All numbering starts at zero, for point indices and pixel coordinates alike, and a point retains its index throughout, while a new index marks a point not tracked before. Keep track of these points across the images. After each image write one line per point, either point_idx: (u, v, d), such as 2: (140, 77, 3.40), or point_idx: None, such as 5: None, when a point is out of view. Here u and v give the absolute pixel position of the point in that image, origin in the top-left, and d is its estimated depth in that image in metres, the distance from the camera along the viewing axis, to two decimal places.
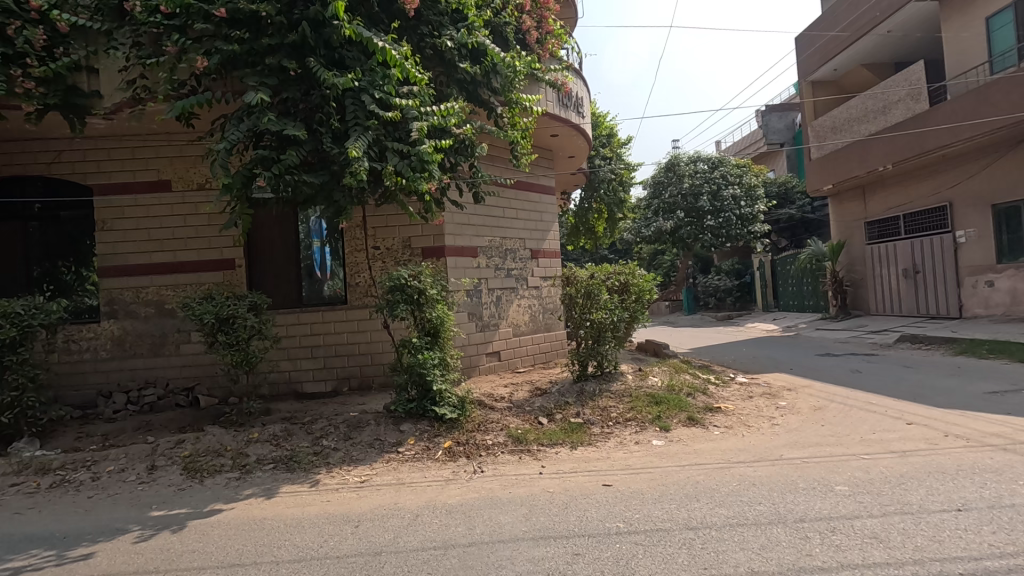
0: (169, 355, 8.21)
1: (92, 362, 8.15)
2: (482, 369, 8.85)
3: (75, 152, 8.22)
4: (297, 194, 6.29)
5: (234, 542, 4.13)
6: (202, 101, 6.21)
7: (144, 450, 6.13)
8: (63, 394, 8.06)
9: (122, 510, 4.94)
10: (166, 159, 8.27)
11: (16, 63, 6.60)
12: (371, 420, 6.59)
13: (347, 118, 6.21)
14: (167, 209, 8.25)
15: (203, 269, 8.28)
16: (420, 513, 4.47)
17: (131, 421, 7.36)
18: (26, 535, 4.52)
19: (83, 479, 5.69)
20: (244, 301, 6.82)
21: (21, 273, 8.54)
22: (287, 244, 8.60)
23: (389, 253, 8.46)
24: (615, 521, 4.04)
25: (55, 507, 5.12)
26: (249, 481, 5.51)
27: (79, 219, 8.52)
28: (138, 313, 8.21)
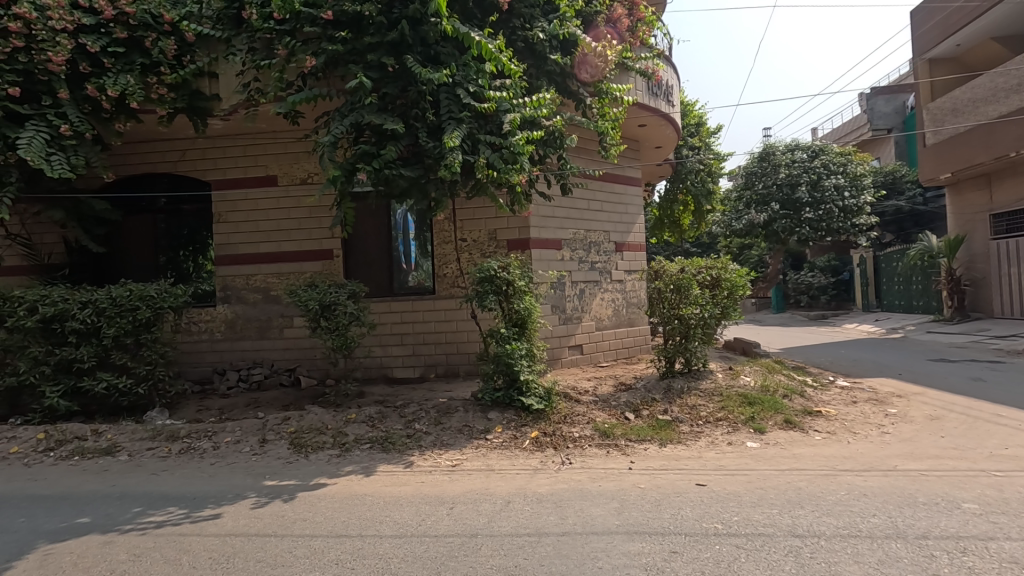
0: (274, 338, 8.86)
1: (209, 342, 8.96)
2: (564, 363, 8.85)
3: (196, 151, 9.03)
4: (394, 186, 6.57)
5: (340, 514, 4.40)
6: (310, 99, 6.60)
7: (256, 424, 6.66)
8: (185, 370, 8.93)
9: (239, 478, 5.41)
10: (273, 155, 8.88)
11: (152, 72, 7.39)
12: (460, 407, 6.80)
13: (443, 112, 6.41)
14: (273, 203, 8.88)
15: (304, 259, 8.84)
16: (511, 500, 4.56)
17: (242, 397, 8.03)
18: (163, 493, 5.07)
19: (205, 447, 6.29)
20: (344, 289, 7.23)
21: (150, 260, 9.50)
22: (379, 235, 8.99)
23: (476, 245, 8.64)
24: (712, 522, 3.93)
25: (184, 471, 5.70)
26: (348, 458, 5.86)
27: (199, 211, 9.38)
28: (248, 298, 8.92)
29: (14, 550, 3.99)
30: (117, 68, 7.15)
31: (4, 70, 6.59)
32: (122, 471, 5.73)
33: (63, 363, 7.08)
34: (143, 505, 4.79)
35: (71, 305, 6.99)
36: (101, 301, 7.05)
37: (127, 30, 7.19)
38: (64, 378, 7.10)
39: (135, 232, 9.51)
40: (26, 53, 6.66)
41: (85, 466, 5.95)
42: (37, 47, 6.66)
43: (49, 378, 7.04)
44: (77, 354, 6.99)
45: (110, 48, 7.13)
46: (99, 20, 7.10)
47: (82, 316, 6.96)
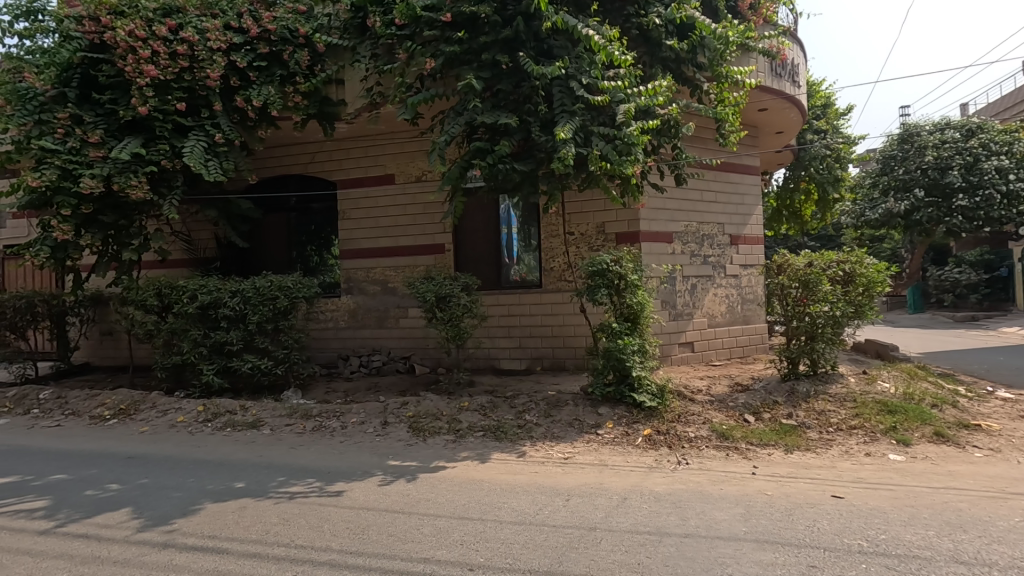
0: (391, 327, 9.42)
1: (334, 330, 9.71)
2: (674, 360, 8.54)
3: (324, 154, 9.80)
4: (507, 181, 6.69)
5: (461, 498, 4.58)
6: (428, 99, 6.88)
7: (378, 407, 7.13)
8: (314, 355, 9.75)
9: (366, 456, 5.82)
10: (391, 155, 9.41)
11: (289, 82, 8.10)
12: (570, 400, 6.81)
13: (555, 105, 6.41)
14: (391, 200, 9.41)
15: (418, 253, 9.29)
16: (628, 497, 4.48)
17: (363, 381, 8.62)
18: (302, 466, 5.58)
19: (334, 426, 6.84)
20: (458, 281, 7.50)
21: (283, 255, 10.41)
22: (488, 230, 9.19)
23: (583, 238, 8.59)
24: (854, 538, 3.60)
25: (318, 446, 6.23)
26: (463, 444, 6.08)
27: (325, 209, 10.16)
28: (368, 290, 9.54)
29: (187, 505, 4.58)
30: (260, 81, 7.92)
31: (172, 87, 7.54)
32: (266, 443, 6.39)
33: (217, 345, 8.00)
34: (286, 475, 5.31)
35: (222, 294, 7.87)
36: (247, 290, 7.88)
37: (268, 45, 7.94)
38: (218, 358, 8.03)
39: (270, 229, 10.46)
40: (189, 72, 7.57)
41: (236, 437, 6.70)
42: (198, 66, 7.55)
43: (205, 358, 7.98)
44: (228, 338, 7.86)
45: (255, 63, 7.91)
46: (246, 38, 7.91)
47: (232, 304, 7.82)
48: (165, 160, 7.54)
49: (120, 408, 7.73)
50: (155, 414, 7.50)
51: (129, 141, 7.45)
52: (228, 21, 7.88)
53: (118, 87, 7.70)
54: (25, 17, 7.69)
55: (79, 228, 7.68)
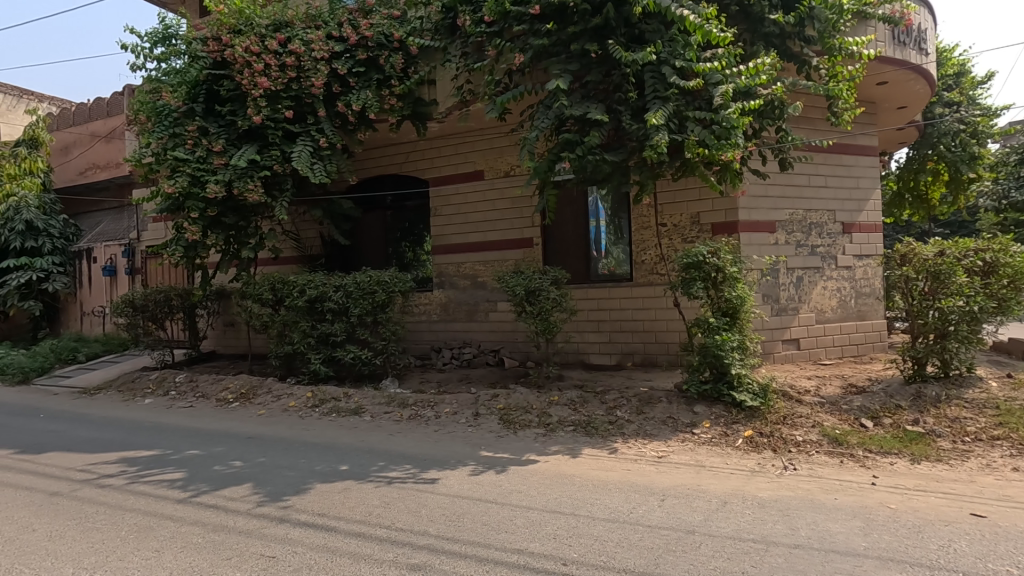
0: (481, 321, 9.61)
1: (428, 323, 10.07)
2: (777, 358, 7.99)
3: (417, 154, 10.16)
4: (596, 172, 6.57)
5: (553, 492, 4.57)
6: (517, 95, 6.90)
7: (469, 399, 7.30)
8: (409, 346, 10.17)
9: (459, 446, 5.97)
10: (480, 152, 9.58)
11: (385, 85, 8.47)
12: (663, 397, 6.58)
13: (647, 92, 6.19)
14: (480, 195, 9.58)
15: (507, 247, 9.39)
16: (729, 501, 4.25)
17: (455, 373, 8.87)
18: (400, 452, 5.84)
19: (429, 415, 7.09)
20: (548, 275, 7.48)
21: (380, 251, 10.92)
22: (576, 223, 9.09)
23: (677, 230, 8.25)
24: (1001, 564, 3.17)
25: (414, 434, 6.49)
26: (553, 438, 6.08)
27: (418, 206, 10.52)
28: (459, 284, 9.79)
29: (300, 484, 4.95)
30: (359, 86, 8.35)
31: (282, 97, 8.14)
32: (368, 429, 6.76)
33: (322, 336, 8.56)
34: (386, 460, 5.58)
35: (327, 288, 8.41)
36: (349, 284, 8.37)
37: (366, 51, 8.35)
38: (323, 348, 8.60)
39: (369, 227, 11.03)
40: (297, 82, 8.14)
41: (341, 422, 7.15)
42: (304, 75, 8.10)
43: (313, 348, 8.57)
44: (332, 329, 8.39)
45: (354, 69, 8.35)
46: (347, 46, 8.36)
47: (336, 297, 8.34)
48: (277, 164, 8.18)
49: (241, 392, 8.53)
50: (271, 399, 8.19)
51: (246, 149, 8.15)
52: (330, 31, 8.37)
53: (237, 100, 8.44)
54: (161, 41, 8.62)
55: (206, 229, 8.53)
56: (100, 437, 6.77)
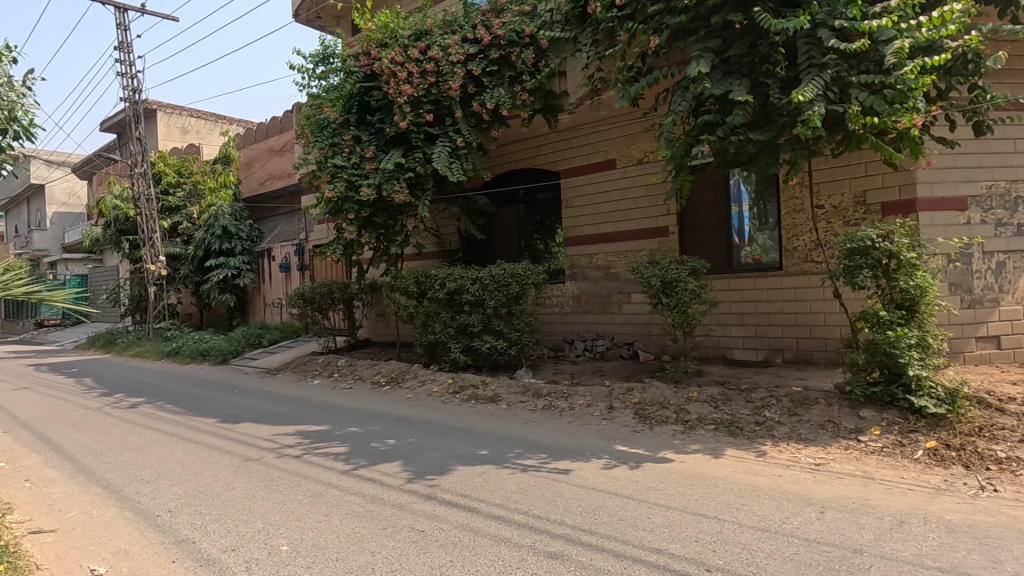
0: (614, 313, 9.45)
1: (560, 315, 10.14)
2: (969, 358, 6.79)
3: (548, 147, 10.25)
4: (740, 154, 6.09)
5: (694, 492, 4.35)
6: (651, 80, 6.60)
7: (603, 391, 7.23)
8: (543, 338, 10.32)
9: (594, 438, 5.93)
10: (612, 140, 9.39)
11: (517, 82, 8.66)
12: (821, 399, 5.95)
13: (799, 61, 5.57)
14: (612, 184, 9.39)
15: (641, 237, 9.10)
16: (907, 520, 3.70)
17: (588, 364, 8.82)
18: (535, 441, 5.96)
19: (563, 406, 7.16)
20: (685, 266, 7.10)
21: (513, 244, 11.21)
22: (716, 209, 8.58)
23: (837, 212, 7.38)
24: None
25: (549, 424, 6.59)
26: (693, 436, 5.78)
27: (550, 199, 10.59)
28: (592, 276, 9.71)
29: (444, 465, 5.27)
30: (493, 84, 8.61)
31: (423, 102, 8.69)
32: (505, 417, 7.00)
33: (461, 327, 9.03)
34: (522, 448, 5.73)
35: (465, 281, 8.84)
36: (485, 277, 8.70)
37: (499, 50, 8.58)
38: (462, 338, 9.06)
39: (502, 221, 11.37)
40: (436, 86, 8.62)
41: (480, 409, 7.49)
42: (442, 79, 8.56)
43: (453, 337, 9.09)
44: (470, 320, 8.82)
45: (487, 69, 8.63)
46: (480, 47, 8.66)
47: (473, 290, 8.74)
48: (420, 166, 8.77)
49: (392, 376, 9.34)
50: (417, 384, 8.85)
51: (393, 153, 8.83)
52: (465, 35, 8.73)
53: (385, 108, 9.18)
54: (322, 61, 9.63)
55: (361, 229, 9.41)
56: (281, 411, 7.84)
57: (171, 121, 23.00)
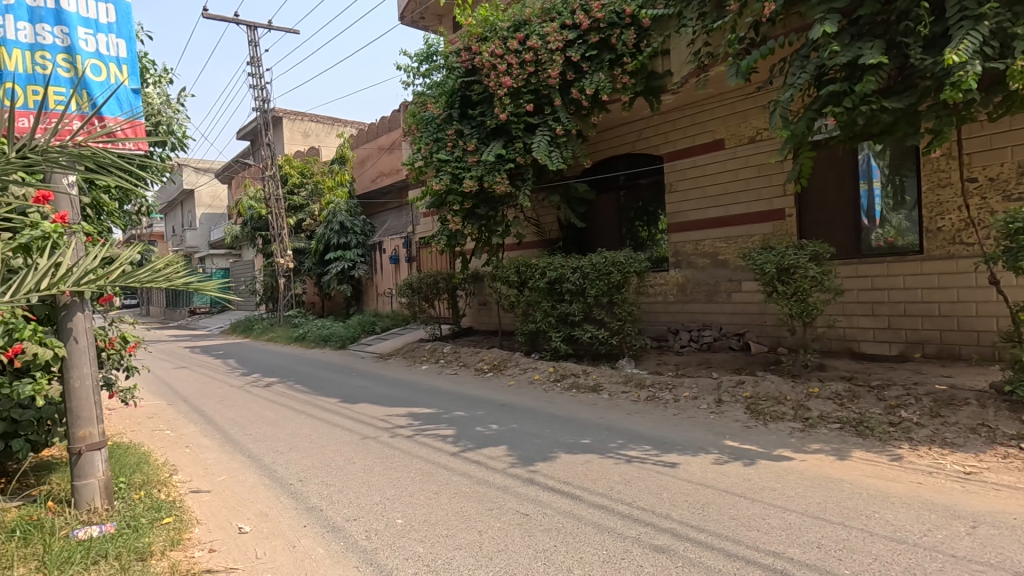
0: (723, 302, 8.95)
1: (664, 304, 9.79)
2: None
3: (650, 130, 9.90)
4: (871, 124, 5.49)
5: (816, 495, 4.04)
6: (766, 51, 6.10)
7: (711, 384, 6.91)
8: (646, 327, 10.04)
9: (701, 432, 5.69)
10: (720, 119, 8.85)
11: (618, 64, 8.41)
12: (973, 400, 5.24)
13: (948, 14, 4.87)
14: (721, 166, 8.87)
15: (753, 221, 8.52)
16: None
17: (695, 356, 8.45)
18: (638, 432, 5.84)
19: (667, 398, 6.94)
20: (805, 251, 6.54)
21: (614, 232, 10.99)
22: (841, 187, 7.84)
23: (995, 185, 6.41)
24: None
25: (652, 415, 6.42)
26: (813, 435, 5.35)
27: (653, 184, 10.23)
28: (698, 264, 9.27)
29: (546, 452, 5.33)
30: (592, 69, 8.48)
31: (523, 92, 8.75)
32: (607, 406, 6.92)
33: (562, 315, 9.04)
34: (625, 439, 5.63)
35: (566, 270, 8.82)
36: (586, 266, 8.62)
37: (598, 33, 8.38)
38: (563, 327, 9.06)
39: (603, 208, 11.19)
40: (535, 75, 8.64)
41: (581, 398, 7.47)
42: (541, 68, 8.54)
43: (554, 326, 9.13)
44: (571, 309, 8.80)
45: (587, 54, 8.52)
46: (580, 32, 8.52)
47: (574, 279, 8.70)
48: (520, 156, 8.87)
49: (495, 364, 9.59)
50: (519, 371, 9.03)
51: (494, 145, 9.00)
52: (564, 21, 8.60)
53: (486, 101, 9.34)
54: (426, 60, 10.00)
55: (464, 221, 9.72)
56: (393, 394, 8.37)
57: (294, 127, 25.16)
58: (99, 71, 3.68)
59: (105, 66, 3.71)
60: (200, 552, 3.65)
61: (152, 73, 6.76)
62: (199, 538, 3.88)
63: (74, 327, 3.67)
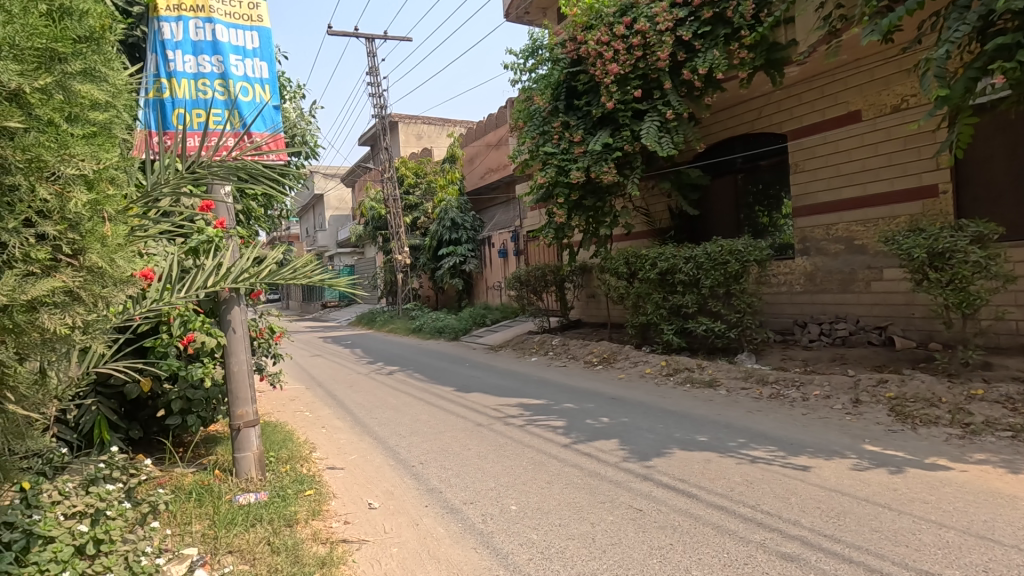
0: (860, 292, 8.08)
1: (789, 295, 9.04)
2: None
3: (771, 106, 9.17)
4: None
5: (980, 511, 3.53)
6: (913, 6, 5.36)
7: (847, 382, 6.29)
8: (768, 320, 9.35)
9: (835, 434, 5.20)
10: (856, 87, 7.97)
11: (734, 39, 7.87)
12: None
13: None
14: (857, 140, 8.00)
15: (897, 200, 7.60)
16: None
17: (827, 351, 7.73)
18: (761, 431, 5.48)
19: (794, 396, 6.43)
20: (965, 232, 5.69)
21: (731, 219, 10.35)
22: (1011, 157, 6.79)
23: None
24: None
25: (778, 415, 5.98)
26: (976, 443, 4.68)
27: (775, 165, 9.48)
28: (829, 250, 8.44)
29: (660, 448, 5.19)
30: (705, 47, 7.99)
31: (631, 78, 8.51)
32: (724, 403, 6.56)
33: (675, 307, 8.70)
34: (747, 438, 5.31)
35: (678, 261, 8.48)
36: (700, 256, 8.21)
37: (712, 8, 7.88)
38: (676, 319, 8.72)
39: (719, 194, 10.58)
40: (643, 59, 8.35)
41: (696, 393, 7.16)
42: (650, 51, 8.23)
43: (665, 319, 8.82)
44: (684, 301, 8.44)
45: (699, 31, 8.04)
46: (691, 9, 8.07)
47: (687, 269, 8.33)
48: (627, 144, 8.65)
49: (605, 357, 9.49)
50: (629, 365, 8.85)
51: (600, 134, 8.86)
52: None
53: (591, 91, 9.20)
54: (531, 54, 10.05)
55: (571, 213, 9.70)
56: (504, 385, 8.61)
57: (409, 130, 26.62)
58: (247, 92, 4.15)
59: (251, 87, 4.17)
60: (337, 524, 4.02)
61: (289, 90, 7.49)
62: (336, 510, 4.28)
63: (232, 319, 4.19)
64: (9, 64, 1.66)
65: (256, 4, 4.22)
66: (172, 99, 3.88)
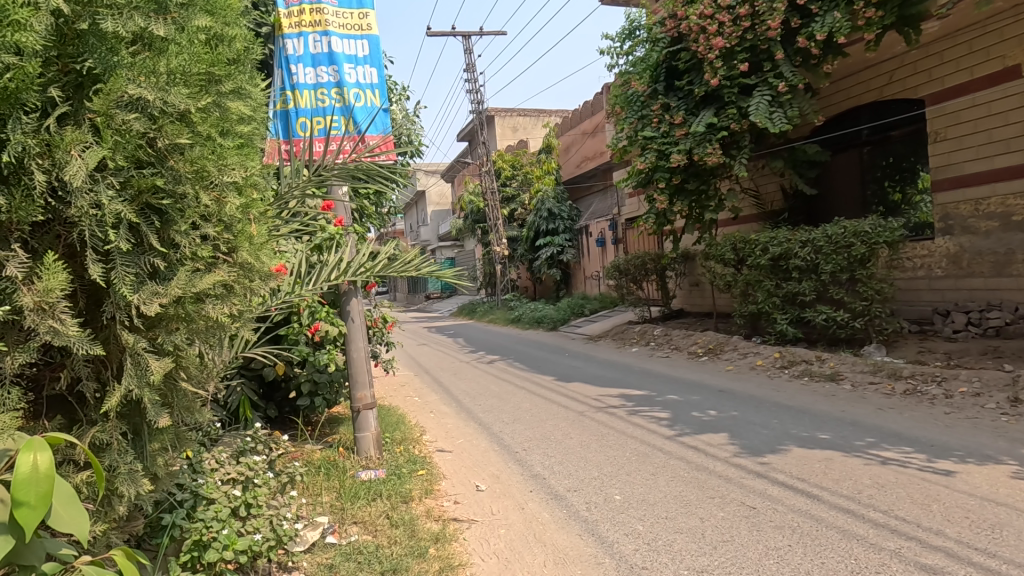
0: (1020, 275, 7.02)
1: (927, 280, 8.03)
2: None
3: (905, 69, 8.20)
4: None
5: None
6: None
7: (1001, 379, 5.54)
8: (901, 309, 8.37)
9: (987, 437, 4.60)
10: (1015, 38, 6.92)
11: None
12: None
13: None
14: (1016, 100, 6.94)
15: None
16: None
17: (975, 343, 6.83)
18: (893, 430, 4.98)
19: (934, 393, 5.76)
20: None
21: (857, 196, 9.45)
22: None
23: None
24: None
25: (914, 413, 5.39)
26: None
27: (911, 135, 8.48)
28: (979, 228, 7.41)
29: (775, 444, 4.89)
30: (824, 10, 7.30)
31: (737, 52, 8.01)
32: (849, 399, 6.03)
33: (790, 295, 8.10)
34: (877, 437, 4.84)
35: (793, 244, 7.89)
36: (819, 239, 7.60)
37: None
38: (791, 308, 8.12)
39: (841, 170, 9.71)
40: (752, 30, 7.81)
41: (815, 387, 6.64)
42: (759, 21, 7.67)
43: (779, 307, 8.24)
44: (800, 288, 7.83)
45: None
46: None
47: (804, 254, 7.74)
48: (734, 123, 8.16)
49: (710, 347, 9.09)
50: (738, 356, 8.41)
51: (704, 114, 8.44)
52: None
53: (693, 69, 8.76)
54: (628, 36, 9.76)
55: (672, 198, 9.32)
56: (605, 375, 8.52)
57: (505, 123, 27.00)
58: (359, 97, 4.44)
59: (363, 92, 4.46)
60: (448, 503, 4.24)
61: (395, 93, 7.91)
62: (446, 490, 4.51)
63: (350, 309, 4.53)
64: (181, 89, 1.90)
65: (366, 13, 4.48)
66: (296, 109, 4.25)
